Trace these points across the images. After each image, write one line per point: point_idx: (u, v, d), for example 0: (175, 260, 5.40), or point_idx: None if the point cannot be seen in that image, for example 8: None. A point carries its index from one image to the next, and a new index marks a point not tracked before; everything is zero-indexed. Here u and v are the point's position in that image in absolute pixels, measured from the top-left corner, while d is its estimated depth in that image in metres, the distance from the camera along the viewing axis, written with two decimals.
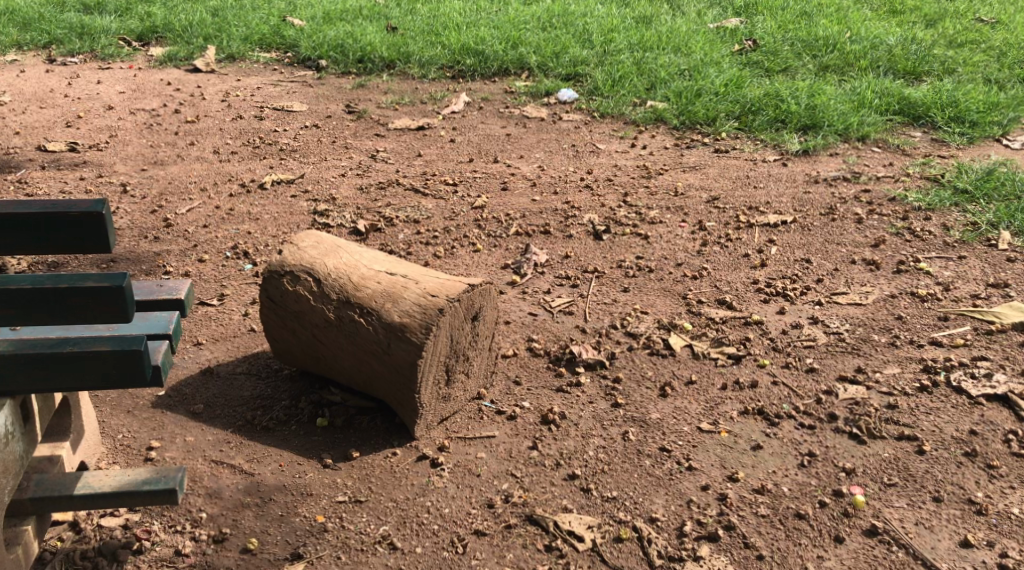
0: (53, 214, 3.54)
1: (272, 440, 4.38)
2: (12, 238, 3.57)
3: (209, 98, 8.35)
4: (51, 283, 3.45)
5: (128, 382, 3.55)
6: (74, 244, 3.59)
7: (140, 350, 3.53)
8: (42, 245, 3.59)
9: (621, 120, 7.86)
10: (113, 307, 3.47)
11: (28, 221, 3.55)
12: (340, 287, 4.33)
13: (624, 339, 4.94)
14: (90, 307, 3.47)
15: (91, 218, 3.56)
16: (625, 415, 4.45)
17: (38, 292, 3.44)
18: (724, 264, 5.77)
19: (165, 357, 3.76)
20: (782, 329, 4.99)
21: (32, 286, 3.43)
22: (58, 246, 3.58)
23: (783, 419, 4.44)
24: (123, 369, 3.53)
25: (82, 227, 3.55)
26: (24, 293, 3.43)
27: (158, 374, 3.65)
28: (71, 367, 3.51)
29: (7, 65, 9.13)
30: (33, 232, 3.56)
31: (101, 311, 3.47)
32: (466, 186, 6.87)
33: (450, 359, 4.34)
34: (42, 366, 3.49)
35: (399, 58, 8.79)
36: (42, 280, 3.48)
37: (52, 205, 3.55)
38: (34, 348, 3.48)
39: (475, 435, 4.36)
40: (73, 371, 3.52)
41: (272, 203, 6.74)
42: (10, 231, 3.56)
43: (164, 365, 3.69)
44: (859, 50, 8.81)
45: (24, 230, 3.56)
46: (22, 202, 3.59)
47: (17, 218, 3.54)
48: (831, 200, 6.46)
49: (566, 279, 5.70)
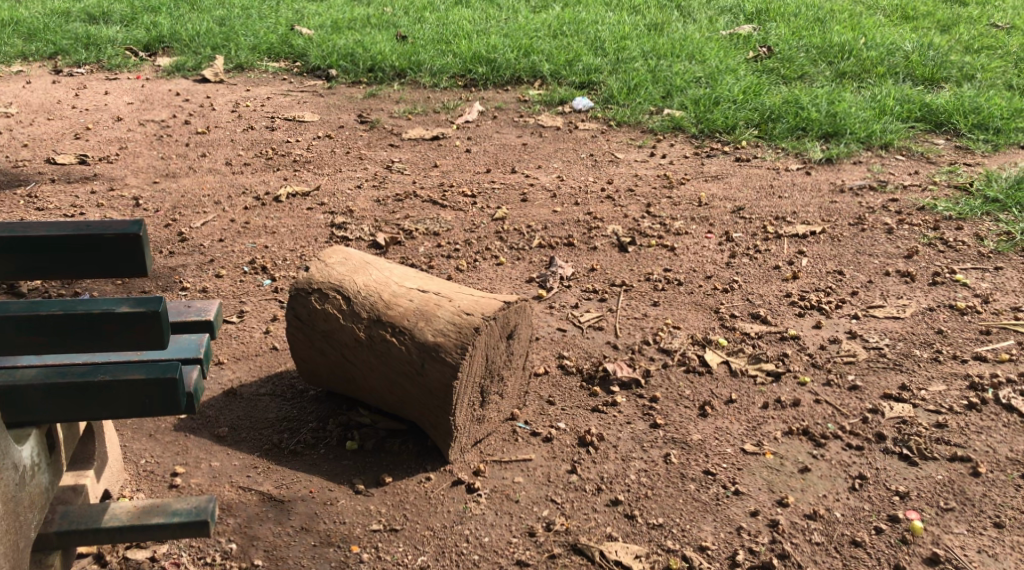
0: (87, 237, 3.41)
1: (301, 465, 4.26)
2: (44, 263, 3.43)
3: (219, 109, 8.24)
4: (83, 309, 3.31)
5: (160, 410, 3.39)
6: (108, 266, 3.45)
7: (175, 378, 3.37)
8: (74, 270, 3.45)
9: (638, 128, 7.75)
10: (148, 334, 3.32)
11: (61, 245, 3.42)
12: (372, 305, 4.21)
13: (658, 356, 4.84)
14: (124, 334, 3.31)
15: (128, 240, 3.42)
16: (665, 436, 4.32)
17: (69, 318, 3.30)
18: (756, 277, 5.64)
19: (197, 383, 3.55)
20: (820, 344, 4.87)
21: (64, 313, 3.29)
22: (92, 270, 3.45)
23: (829, 439, 4.30)
24: (159, 398, 3.38)
25: (119, 249, 3.42)
26: (55, 319, 3.29)
27: (191, 401, 3.47)
28: (103, 394, 3.37)
29: (13, 76, 9.02)
30: (66, 255, 3.43)
31: (137, 338, 3.33)
32: (484, 198, 6.75)
33: (484, 380, 4.20)
34: (73, 393, 3.35)
35: (410, 67, 8.68)
36: (74, 306, 3.34)
37: (87, 227, 3.41)
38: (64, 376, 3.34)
39: (512, 459, 4.23)
40: (104, 400, 3.37)
41: (289, 216, 6.63)
42: (42, 256, 3.43)
43: (197, 392, 3.51)
44: (875, 56, 8.70)
45: (56, 253, 3.43)
46: (53, 223, 3.46)
47: (50, 240, 3.40)
48: (859, 211, 6.35)
49: (594, 293, 5.58)
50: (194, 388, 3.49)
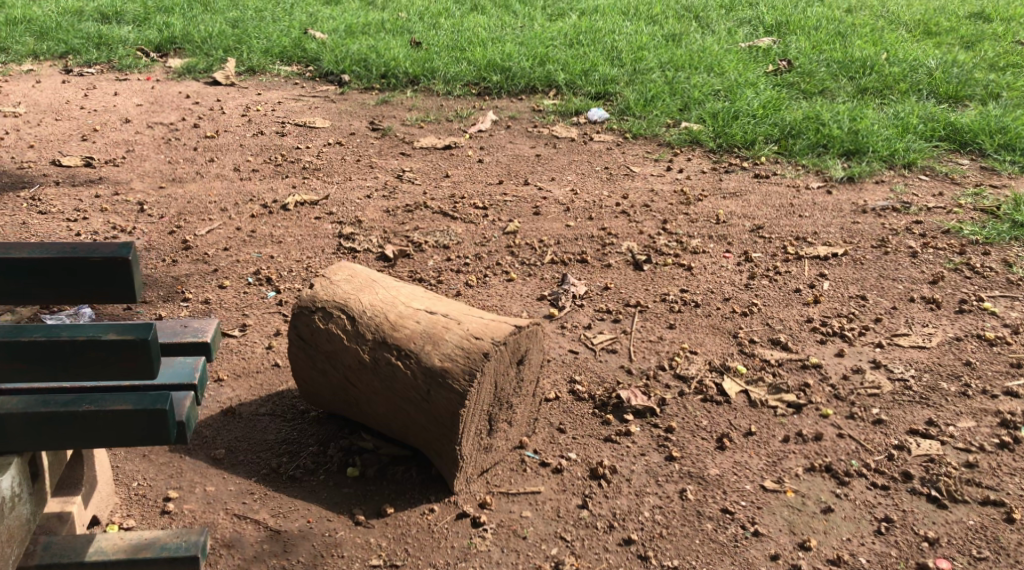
0: (72, 260, 3.23)
1: (300, 492, 4.12)
2: (28, 288, 3.26)
3: (229, 113, 8.09)
4: (67, 335, 3.13)
5: (149, 441, 3.20)
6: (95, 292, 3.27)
7: (165, 407, 3.18)
8: (60, 295, 3.28)
9: (654, 141, 7.57)
10: (136, 362, 3.14)
11: (45, 270, 3.25)
12: (377, 326, 4.05)
13: (673, 383, 4.71)
14: (111, 361, 3.13)
15: (115, 264, 3.24)
16: (681, 469, 4.15)
17: (53, 344, 3.13)
18: (776, 300, 5.46)
19: (190, 411, 3.36)
20: (843, 374, 4.72)
21: (46, 338, 3.12)
22: (80, 295, 3.27)
23: (853, 477, 4.11)
24: (147, 429, 3.18)
25: (106, 273, 3.24)
26: (38, 346, 3.12)
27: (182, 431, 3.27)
28: (89, 424, 3.19)
29: (23, 74, 8.89)
30: (53, 278, 3.26)
31: (124, 366, 3.14)
32: (496, 210, 6.57)
33: (493, 408, 4.04)
34: (56, 423, 3.18)
35: (424, 74, 8.52)
36: (58, 331, 3.16)
37: (72, 250, 3.24)
38: (47, 405, 3.17)
39: (520, 491, 4.07)
40: (89, 430, 3.19)
41: (296, 225, 6.47)
42: (26, 280, 3.26)
43: (188, 421, 3.29)
44: (899, 72, 8.50)
45: (40, 278, 3.25)
46: (39, 246, 3.29)
47: (33, 264, 3.24)
48: (882, 232, 6.16)
49: (607, 313, 5.40)
50: (185, 417, 3.28)
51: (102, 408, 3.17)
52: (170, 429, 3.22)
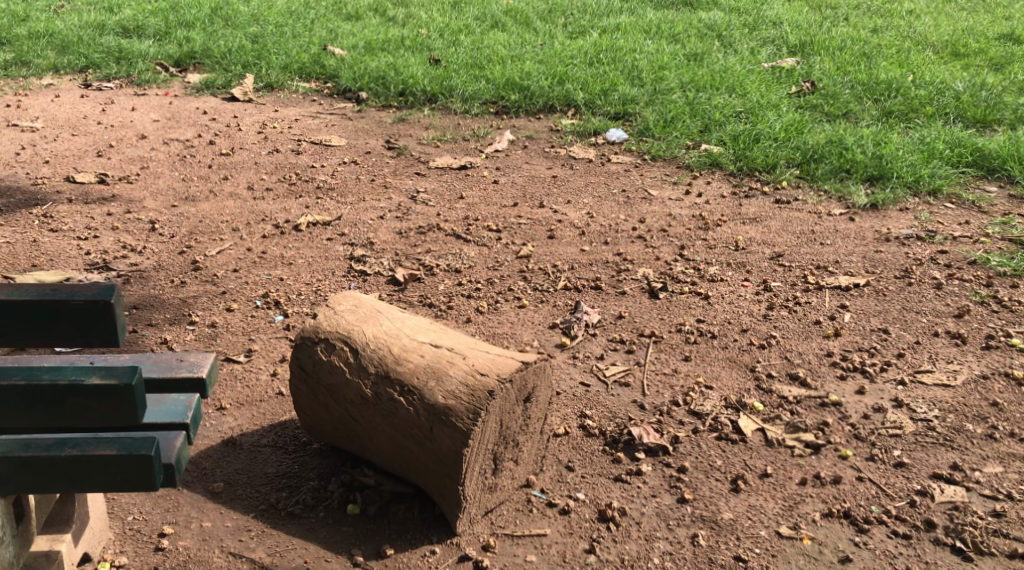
0: (53, 303, 3.17)
1: (298, 529, 4.02)
2: (11, 331, 3.22)
3: (245, 130, 8.00)
4: (48, 379, 3.03)
5: (134, 488, 3.09)
6: (77, 335, 3.22)
7: (150, 453, 3.07)
8: (44, 338, 3.23)
9: (673, 163, 7.44)
10: (120, 407, 3.03)
11: (27, 313, 3.19)
12: (379, 359, 3.93)
13: (687, 419, 4.59)
14: (94, 406, 3.02)
15: (97, 307, 3.18)
16: (694, 513, 4.06)
17: (34, 388, 3.03)
18: (795, 332, 5.31)
19: (180, 453, 3.25)
20: (863, 413, 4.60)
21: (26, 383, 3.02)
22: (64, 338, 3.22)
23: (872, 525, 4.01)
24: (131, 476, 3.07)
25: (88, 316, 3.17)
26: (17, 389, 3.02)
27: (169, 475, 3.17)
28: (71, 469, 3.08)
29: (42, 88, 8.84)
30: (35, 321, 3.20)
31: (108, 411, 3.03)
32: (510, 233, 6.45)
33: (498, 447, 3.94)
34: (37, 468, 3.07)
35: (442, 92, 8.42)
36: (40, 374, 3.06)
37: (53, 292, 3.17)
38: (28, 448, 3.07)
39: (525, 533, 3.97)
40: (72, 475, 3.08)
41: (307, 247, 6.35)
42: (8, 323, 3.21)
43: (177, 464, 3.24)
44: (924, 95, 8.32)
45: (22, 320, 3.20)
46: (21, 288, 3.23)
47: (14, 307, 3.18)
48: (906, 262, 6.00)
49: (621, 344, 5.26)
50: (174, 459, 3.24)
51: (86, 453, 3.07)
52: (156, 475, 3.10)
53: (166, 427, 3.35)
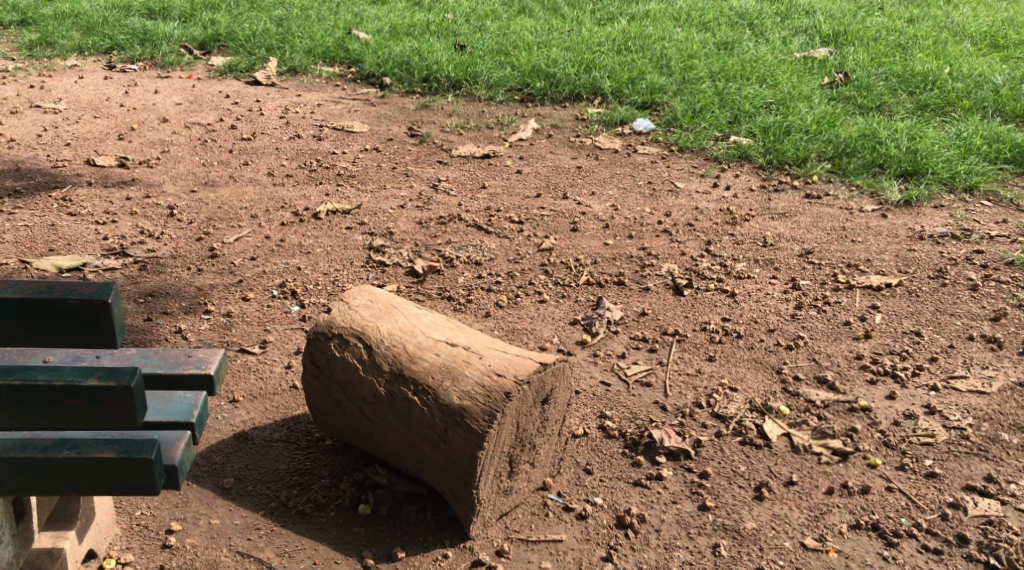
0: (51, 303, 3.14)
1: (308, 529, 3.88)
2: (8, 330, 3.18)
3: (267, 114, 7.89)
4: (45, 379, 2.98)
5: (134, 491, 3.04)
6: (73, 335, 3.18)
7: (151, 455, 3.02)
8: (40, 338, 3.20)
9: (701, 155, 7.27)
10: (120, 408, 2.99)
11: (23, 313, 3.16)
12: (394, 357, 3.80)
13: (710, 422, 4.44)
14: (92, 408, 2.98)
15: (95, 307, 3.15)
16: (715, 521, 3.92)
17: (31, 388, 2.98)
18: (823, 333, 5.17)
19: (185, 453, 3.21)
20: (893, 420, 4.47)
21: (23, 383, 2.97)
22: (60, 338, 3.19)
23: (903, 538, 3.86)
24: (132, 479, 3.02)
25: (86, 316, 3.15)
26: (13, 390, 2.97)
27: (172, 476, 3.14)
28: (70, 472, 3.03)
29: (66, 69, 8.74)
30: (31, 320, 3.17)
31: (107, 413, 2.99)
32: (532, 225, 6.31)
33: (514, 449, 3.80)
34: (34, 470, 3.02)
35: (467, 78, 8.27)
36: (37, 373, 3.01)
37: (51, 291, 3.14)
38: (25, 449, 3.02)
39: (540, 538, 3.84)
40: (70, 478, 3.03)
41: (326, 235, 6.22)
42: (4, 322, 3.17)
43: (182, 464, 3.17)
44: (961, 88, 8.11)
45: (18, 319, 3.17)
46: (18, 287, 3.20)
47: (11, 306, 3.15)
48: (940, 262, 5.85)
49: (643, 342, 5.12)
50: (178, 460, 3.15)
51: (84, 454, 3.02)
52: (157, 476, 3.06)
53: (172, 426, 3.25)
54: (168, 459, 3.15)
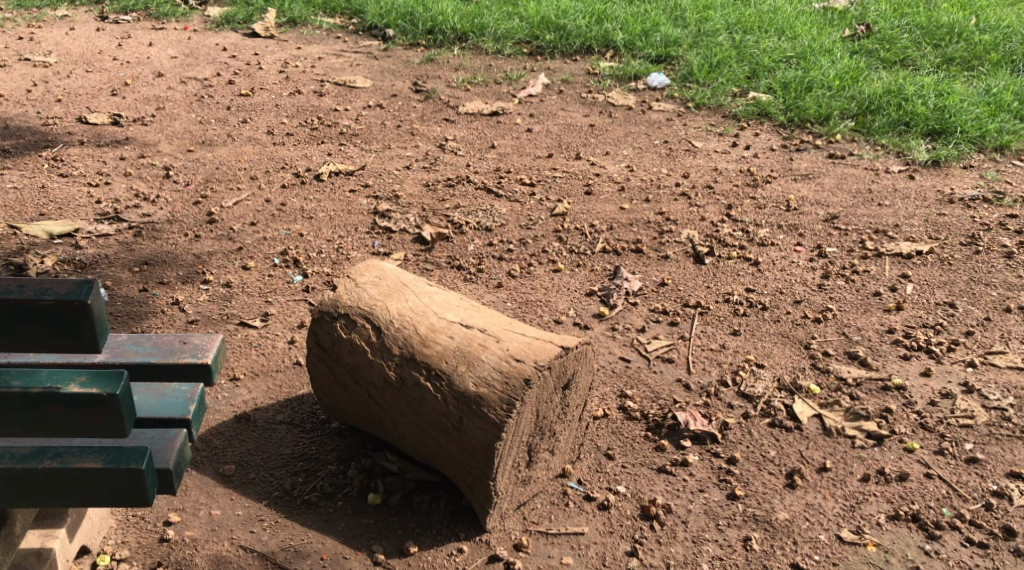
0: (23, 304, 2.88)
1: (314, 520, 3.66)
2: None
3: (266, 68, 7.59)
4: (20, 386, 2.79)
5: (124, 501, 2.93)
6: (48, 339, 2.92)
7: (140, 467, 2.89)
8: (11, 341, 2.93)
9: (719, 112, 6.98)
10: (102, 419, 2.81)
11: None
12: (405, 340, 3.56)
13: (737, 402, 4.21)
14: (72, 418, 2.81)
15: (73, 309, 2.89)
16: (746, 512, 3.70)
17: (5, 397, 2.79)
18: (853, 304, 4.92)
19: (181, 452, 3.06)
20: (930, 399, 4.24)
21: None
22: (34, 342, 2.93)
23: (944, 531, 3.67)
24: (120, 490, 2.91)
25: (64, 319, 2.89)
26: None
27: (166, 480, 3.00)
28: (53, 483, 2.91)
29: (57, 21, 8.42)
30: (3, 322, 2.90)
31: (88, 424, 2.81)
32: (544, 187, 6.03)
33: (534, 437, 3.58)
34: (13, 480, 2.89)
35: (473, 30, 7.95)
36: (11, 378, 2.82)
37: (25, 291, 2.88)
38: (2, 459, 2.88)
39: (560, 531, 3.62)
40: (54, 488, 2.91)
41: (329, 198, 5.94)
42: None
43: (177, 468, 3.03)
44: (989, 40, 7.79)
45: None
46: None
47: None
48: (972, 228, 5.60)
49: (664, 315, 4.87)
50: (171, 463, 3.00)
51: (68, 464, 2.90)
52: (148, 485, 2.94)
53: (166, 423, 3.09)
54: (162, 463, 2.99)
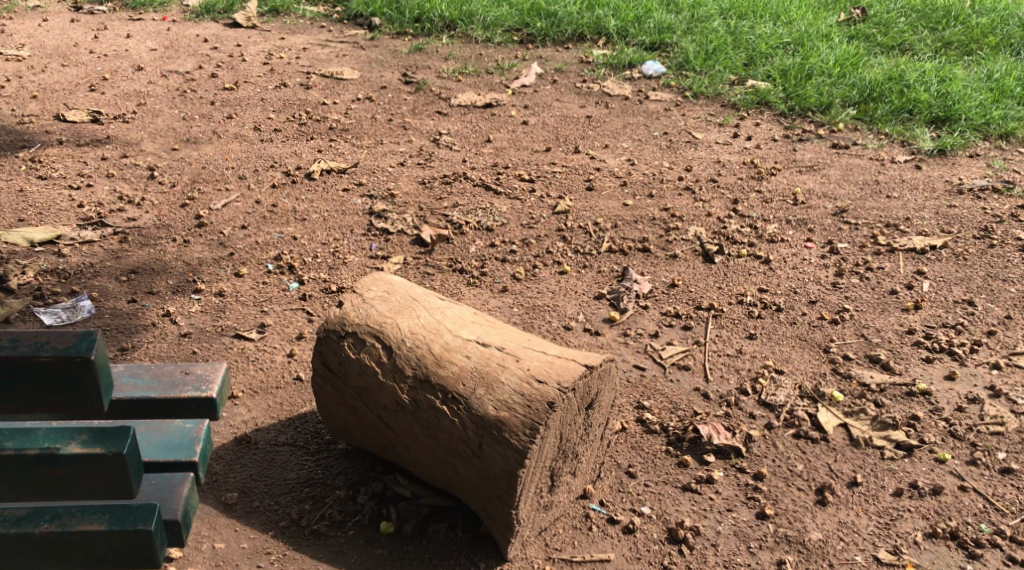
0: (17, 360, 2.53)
1: (326, 551, 3.50)
2: None
3: (250, 60, 7.36)
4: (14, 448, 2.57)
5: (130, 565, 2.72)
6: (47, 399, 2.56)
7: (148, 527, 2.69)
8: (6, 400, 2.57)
9: (717, 101, 6.81)
10: (106, 479, 2.60)
11: None
12: (418, 360, 3.39)
13: (759, 412, 4.06)
14: (74, 480, 2.59)
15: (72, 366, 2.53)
16: (778, 532, 3.57)
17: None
18: (870, 303, 4.78)
19: (189, 496, 2.89)
20: (957, 404, 4.10)
21: None
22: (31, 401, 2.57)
23: (984, 548, 3.55)
24: (127, 552, 2.70)
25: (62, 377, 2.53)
26: None
27: (175, 534, 2.82)
28: (51, 549, 2.67)
29: (28, 12, 8.15)
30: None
31: (92, 485, 2.60)
32: (544, 183, 5.85)
33: (556, 461, 3.42)
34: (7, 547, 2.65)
35: (461, 17, 7.73)
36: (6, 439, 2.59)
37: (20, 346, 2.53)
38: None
39: (585, 558, 3.47)
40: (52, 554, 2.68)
41: (321, 199, 5.74)
42: None
43: (186, 518, 2.85)
44: (987, 23, 7.65)
45: None
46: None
47: None
48: (985, 220, 5.46)
49: (675, 318, 4.71)
50: (180, 515, 2.81)
51: (69, 528, 2.67)
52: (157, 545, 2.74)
53: (172, 464, 2.93)
54: (170, 514, 2.80)
